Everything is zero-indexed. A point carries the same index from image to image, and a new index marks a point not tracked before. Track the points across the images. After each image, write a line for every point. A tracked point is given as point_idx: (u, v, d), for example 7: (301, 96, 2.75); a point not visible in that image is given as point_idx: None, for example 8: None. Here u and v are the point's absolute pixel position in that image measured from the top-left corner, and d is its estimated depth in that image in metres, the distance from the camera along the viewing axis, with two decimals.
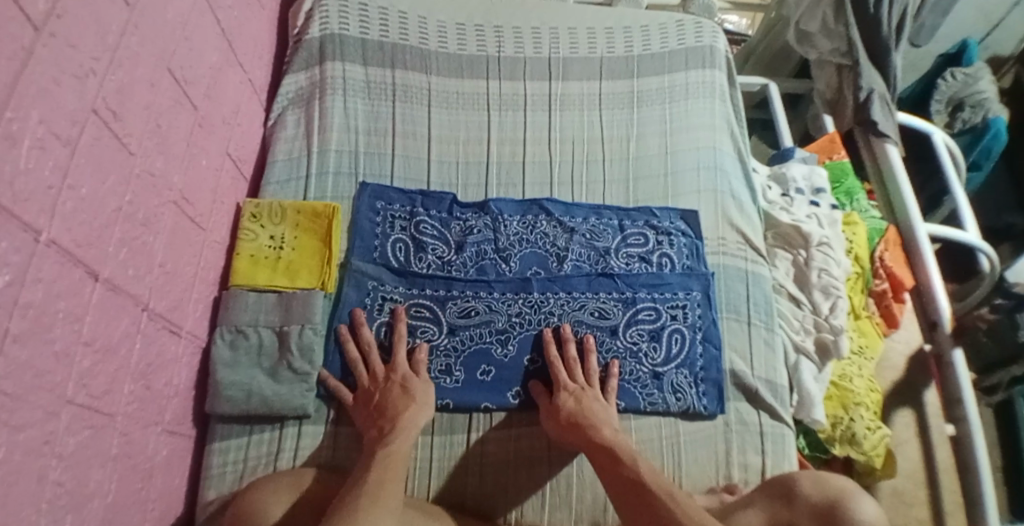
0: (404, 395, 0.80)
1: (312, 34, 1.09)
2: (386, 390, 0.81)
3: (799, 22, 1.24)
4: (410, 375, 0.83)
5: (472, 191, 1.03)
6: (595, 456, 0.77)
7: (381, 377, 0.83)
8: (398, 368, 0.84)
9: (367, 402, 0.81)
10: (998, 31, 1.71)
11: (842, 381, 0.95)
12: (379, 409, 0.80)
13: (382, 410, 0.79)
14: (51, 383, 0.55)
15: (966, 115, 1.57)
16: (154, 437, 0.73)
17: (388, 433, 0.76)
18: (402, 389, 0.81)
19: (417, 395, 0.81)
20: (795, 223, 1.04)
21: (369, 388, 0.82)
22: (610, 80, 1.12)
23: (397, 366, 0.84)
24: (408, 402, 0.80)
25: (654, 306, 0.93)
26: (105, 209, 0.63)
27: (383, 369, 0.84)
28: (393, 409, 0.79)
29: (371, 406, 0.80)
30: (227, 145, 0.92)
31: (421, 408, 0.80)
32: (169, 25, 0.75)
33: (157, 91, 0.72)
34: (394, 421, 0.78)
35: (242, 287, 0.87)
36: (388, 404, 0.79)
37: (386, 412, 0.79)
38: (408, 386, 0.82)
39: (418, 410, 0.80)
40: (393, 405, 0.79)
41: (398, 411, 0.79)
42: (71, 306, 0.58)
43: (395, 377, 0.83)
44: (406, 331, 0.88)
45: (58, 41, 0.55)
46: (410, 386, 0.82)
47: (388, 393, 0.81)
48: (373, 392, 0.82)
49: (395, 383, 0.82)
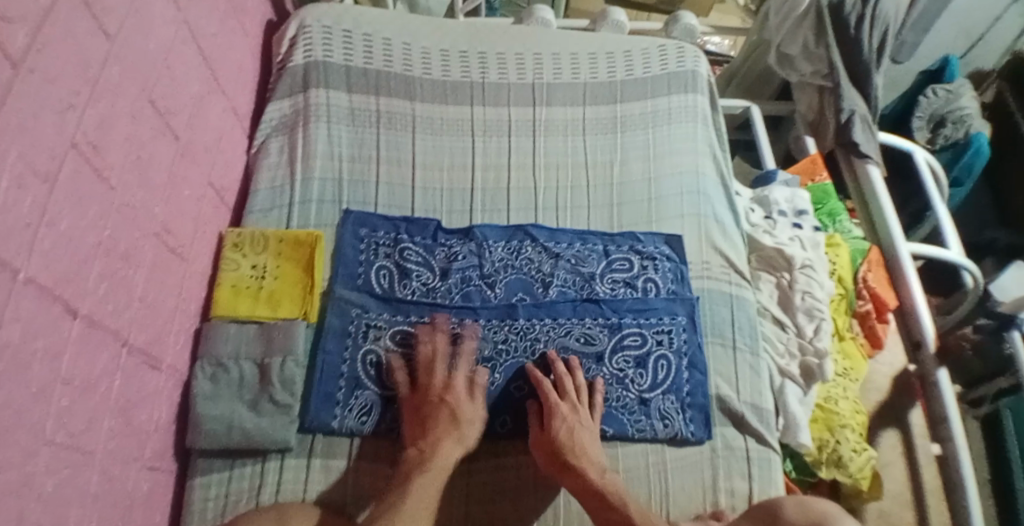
0: (450, 421, 0.81)
1: (296, 61, 1.09)
2: (436, 409, 0.81)
3: (779, 45, 1.26)
4: (462, 401, 0.83)
5: (456, 217, 1.03)
6: (581, 493, 0.76)
7: (436, 391, 0.83)
8: (456, 389, 0.84)
9: (416, 410, 0.82)
10: (978, 48, 1.75)
11: (827, 404, 0.96)
12: (425, 422, 0.81)
13: (425, 429, 0.80)
14: (29, 423, 0.54)
15: (948, 131, 1.58)
16: (134, 473, 0.72)
17: (428, 460, 0.76)
18: (449, 416, 0.81)
19: (465, 423, 0.81)
20: (779, 246, 1.05)
21: (422, 396, 0.83)
22: (593, 105, 1.13)
23: (453, 387, 0.83)
24: (452, 431, 0.80)
25: (640, 332, 0.93)
26: (85, 244, 0.62)
27: (441, 382, 0.84)
28: (435, 435, 0.79)
29: (417, 416, 0.82)
30: (210, 174, 0.92)
31: (460, 443, 0.80)
32: (151, 56, 0.75)
33: (139, 123, 0.72)
34: (433, 448, 0.78)
35: (223, 317, 0.87)
36: (432, 426, 0.80)
37: (428, 433, 0.79)
38: (457, 415, 0.81)
39: (455, 445, 0.79)
40: (437, 430, 0.79)
41: (437, 440, 0.79)
42: (51, 343, 0.56)
43: (448, 400, 0.82)
44: (474, 351, 0.88)
45: (38, 77, 0.54)
46: (459, 416, 0.81)
47: (438, 412, 0.81)
48: (425, 402, 0.82)
49: (445, 406, 0.82)
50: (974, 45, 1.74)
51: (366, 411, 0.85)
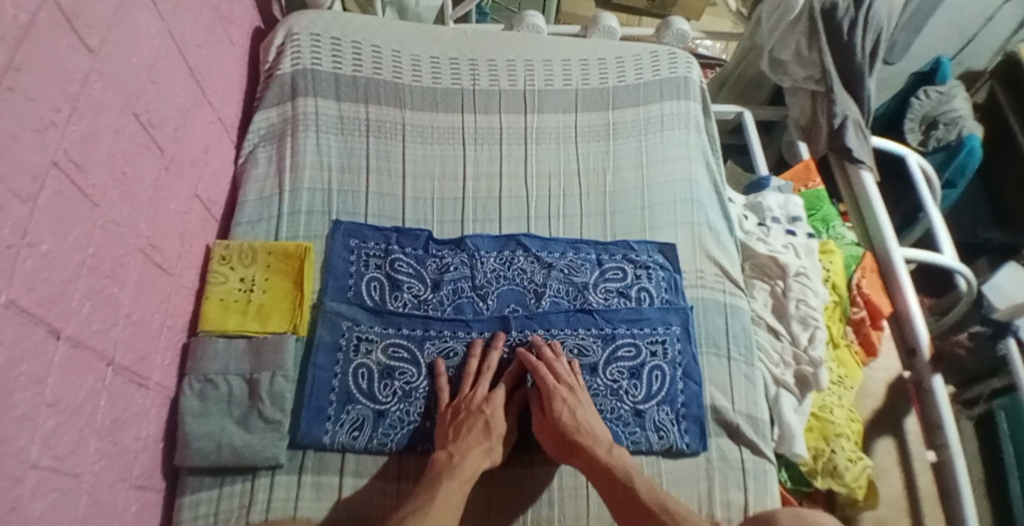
0: (480, 432, 0.80)
1: (284, 70, 1.07)
2: (472, 418, 0.81)
3: (772, 50, 1.26)
4: (498, 416, 0.83)
5: (448, 228, 1.02)
6: (593, 473, 0.78)
7: (476, 402, 0.83)
8: (496, 403, 0.84)
9: (452, 417, 0.82)
10: (972, 46, 1.74)
11: (822, 413, 0.95)
12: (459, 429, 0.81)
13: (458, 436, 0.80)
14: (15, 449, 0.52)
15: (940, 133, 1.58)
16: (122, 494, 0.70)
17: (456, 465, 0.76)
18: (483, 427, 0.81)
19: (494, 435, 0.81)
20: (772, 254, 1.05)
21: (461, 405, 0.84)
22: (585, 112, 1.12)
23: (493, 402, 0.84)
24: (483, 441, 0.80)
25: (633, 342, 0.92)
26: (68, 264, 0.60)
27: (482, 396, 0.84)
28: (466, 442, 0.79)
29: (452, 424, 0.82)
30: (197, 186, 0.90)
31: (488, 456, 0.79)
32: (135, 69, 0.73)
33: (123, 137, 0.70)
34: (462, 455, 0.77)
35: (211, 332, 0.85)
36: (465, 433, 0.80)
37: (459, 439, 0.79)
38: (490, 427, 0.81)
39: (483, 456, 0.78)
40: (468, 438, 0.79)
41: (467, 449, 0.78)
42: (35, 367, 0.55)
43: (485, 412, 0.83)
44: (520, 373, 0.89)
45: (17, 95, 0.53)
46: (492, 429, 0.81)
47: (473, 422, 0.81)
48: (462, 410, 0.83)
49: (482, 416, 0.82)
50: (968, 43, 1.73)
51: (357, 426, 0.84)
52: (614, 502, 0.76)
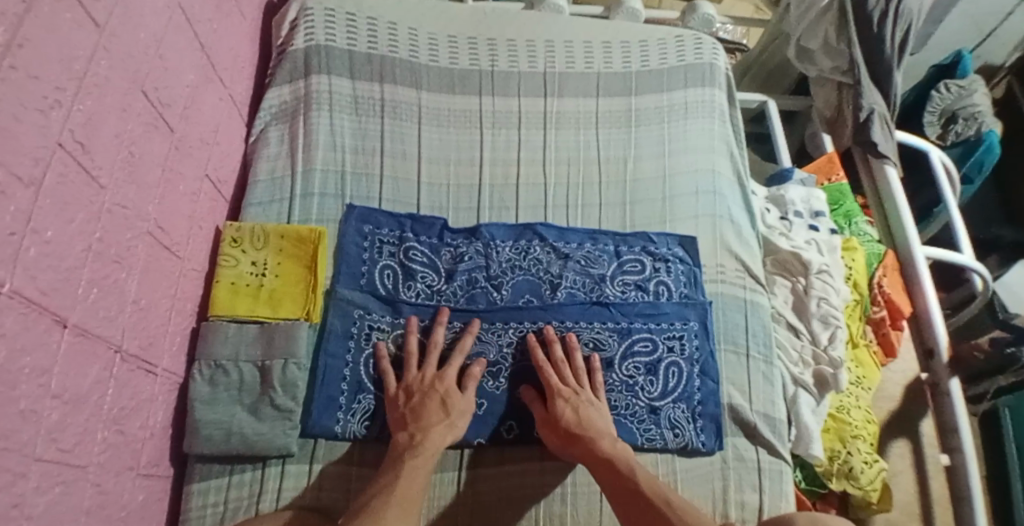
0: (439, 409, 0.79)
1: (297, 45, 1.04)
2: (425, 398, 0.80)
3: (799, 39, 1.20)
4: (454, 392, 0.81)
5: (463, 215, 0.99)
6: (595, 468, 0.77)
7: (427, 382, 0.81)
8: (447, 379, 0.82)
9: (405, 401, 0.81)
10: (989, 41, 1.68)
11: (840, 414, 0.94)
12: (413, 411, 0.79)
13: (416, 416, 0.78)
14: (18, 443, 0.50)
15: (959, 128, 1.50)
16: (129, 483, 0.69)
17: (418, 444, 0.76)
18: (440, 404, 0.79)
19: (455, 412, 0.79)
20: (795, 250, 1.02)
21: (413, 386, 0.82)
22: (607, 97, 1.08)
23: (445, 378, 0.82)
24: (443, 418, 0.78)
25: (650, 337, 0.90)
26: (73, 251, 0.58)
27: (432, 375, 0.82)
28: (427, 422, 0.78)
29: (407, 407, 0.80)
30: (206, 165, 0.87)
31: (450, 431, 0.78)
32: (142, 45, 0.70)
33: (130, 116, 0.67)
34: (423, 434, 0.77)
35: (221, 317, 0.83)
36: (424, 413, 0.78)
37: (419, 419, 0.78)
38: (448, 404, 0.80)
39: (445, 432, 0.78)
40: (428, 416, 0.78)
41: (428, 426, 0.77)
42: (38, 359, 0.53)
43: (439, 389, 0.81)
44: (470, 345, 0.86)
45: (20, 74, 0.50)
46: (451, 405, 0.79)
47: (428, 401, 0.79)
48: (414, 392, 0.81)
49: (435, 395, 0.80)
50: (985, 38, 1.67)
51: (369, 416, 0.83)
52: (613, 490, 0.76)
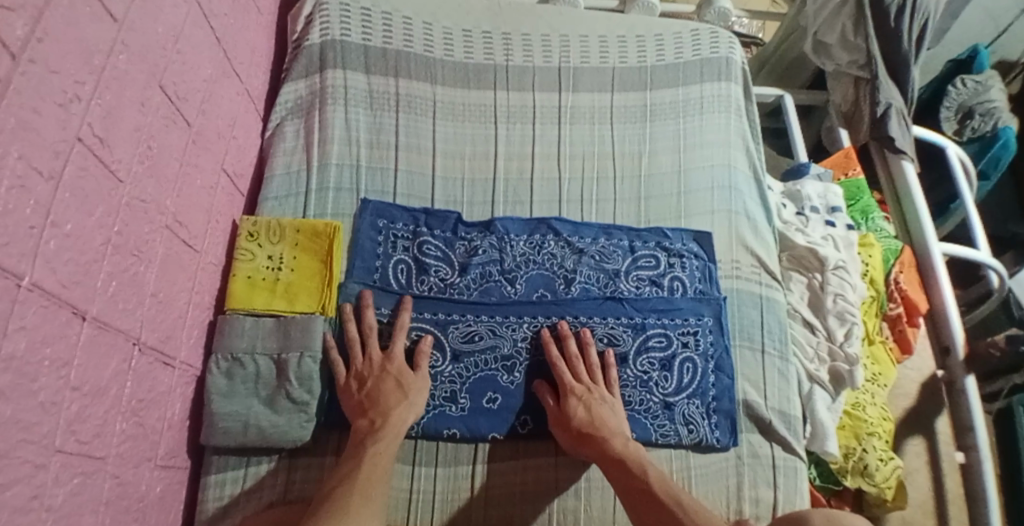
0: (396, 389, 0.80)
1: (312, 40, 1.04)
2: (379, 381, 0.81)
3: (816, 33, 1.18)
4: (406, 370, 0.82)
5: (477, 209, 0.99)
6: (607, 468, 0.77)
7: (377, 366, 0.82)
8: (397, 360, 0.83)
9: (358, 387, 0.81)
10: (1004, 36, 1.66)
11: (855, 411, 0.94)
12: (369, 397, 0.80)
13: (373, 401, 0.79)
14: (38, 435, 0.51)
15: (975, 123, 1.47)
16: (147, 474, 0.70)
17: (380, 429, 0.76)
18: (395, 384, 0.80)
19: (410, 391, 0.80)
20: (811, 246, 1.02)
21: (363, 373, 0.82)
22: (622, 92, 1.07)
23: (394, 358, 0.83)
24: (400, 398, 0.79)
25: (664, 333, 0.90)
26: (93, 244, 0.58)
27: (380, 358, 0.83)
28: (385, 404, 0.78)
29: (362, 393, 0.80)
30: (223, 160, 0.88)
31: (410, 410, 0.79)
32: (160, 39, 0.70)
33: (148, 111, 0.68)
34: (384, 417, 0.77)
35: (238, 311, 0.84)
36: (381, 396, 0.79)
37: (377, 404, 0.78)
38: (403, 383, 0.81)
39: (405, 411, 0.79)
40: (386, 398, 0.79)
41: (387, 409, 0.78)
42: (58, 351, 0.53)
43: (391, 370, 0.82)
44: (409, 322, 0.86)
45: (39, 68, 0.50)
46: (405, 383, 0.81)
47: (383, 382, 0.80)
48: (367, 378, 0.81)
49: (389, 376, 0.81)
50: (1000, 35, 1.66)
51: None
52: (625, 490, 0.75)
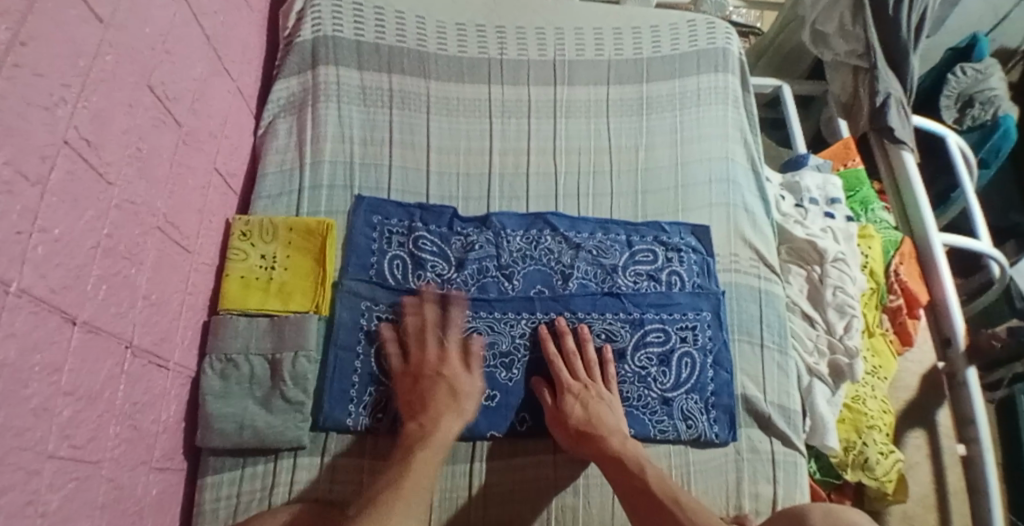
0: (449, 396, 0.80)
1: (304, 36, 1.02)
2: (433, 383, 0.81)
3: (814, 22, 1.17)
4: (460, 375, 0.83)
5: (473, 204, 0.98)
6: (605, 468, 0.77)
7: (433, 364, 0.83)
8: (452, 361, 0.83)
9: (412, 383, 0.82)
10: (1004, 24, 1.64)
11: (855, 404, 0.94)
12: (421, 397, 0.80)
13: (424, 403, 0.80)
14: (31, 441, 0.51)
15: (975, 112, 1.46)
16: (143, 477, 0.70)
17: (428, 434, 0.77)
18: (449, 390, 0.81)
19: (463, 396, 0.81)
20: (810, 238, 1.01)
21: (418, 368, 0.83)
22: (618, 84, 1.06)
23: (448, 360, 0.83)
24: (452, 405, 0.80)
25: (663, 328, 0.89)
26: (83, 248, 0.58)
27: (436, 356, 0.84)
28: (435, 408, 0.79)
29: (415, 391, 0.81)
30: (215, 159, 0.87)
31: (459, 418, 0.79)
32: (149, 40, 0.69)
33: (137, 112, 0.67)
34: (433, 423, 0.78)
35: (232, 311, 0.83)
36: (432, 400, 0.80)
37: (427, 406, 0.79)
38: (456, 390, 0.81)
39: (454, 419, 0.79)
40: (438, 404, 0.79)
41: (437, 415, 0.78)
42: (49, 357, 0.53)
43: (445, 373, 0.82)
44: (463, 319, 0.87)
45: (23, 72, 0.49)
46: (458, 390, 0.81)
47: (436, 386, 0.81)
48: (421, 375, 0.82)
49: (443, 380, 0.81)
50: (1000, 22, 1.64)
51: (381, 408, 0.83)
52: (623, 491, 0.75)
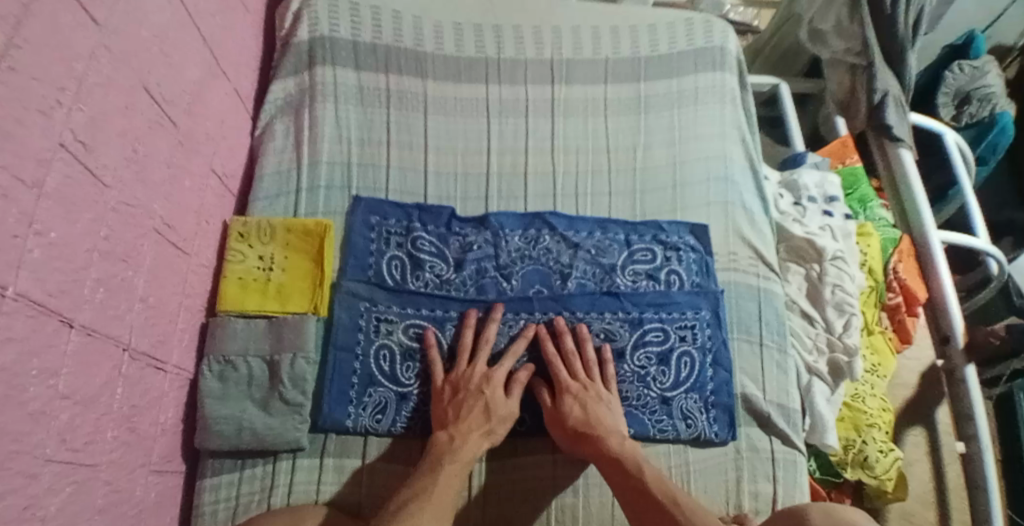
0: (482, 416, 0.79)
1: (300, 37, 1.02)
2: (471, 399, 0.80)
3: (810, 21, 1.19)
4: (498, 398, 0.81)
5: (471, 205, 0.98)
6: (603, 468, 0.77)
7: (476, 381, 0.82)
8: (495, 383, 0.82)
9: (450, 396, 0.81)
10: (1001, 20, 1.64)
11: (854, 402, 0.94)
12: (457, 410, 0.79)
13: (458, 416, 0.79)
14: (29, 445, 0.50)
15: (973, 109, 1.47)
16: (142, 480, 0.69)
17: (456, 449, 0.76)
18: (484, 410, 0.80)
19: (496, 415, 0.80)
20: (809, 237, 1.01)
21: (460, 382, 0.82)
22: (616, 83, 1.06)
23: (492, 382, 0.82)
24: (483, 424, 0.79)
25: (662, 327, 0.89)
26: (79, 251, 0.57)
27: (481, 375, 0.82)
28: (468, 424, 0.78)
29: (452, 403, 0.80)
30: (213, 161, 0.87)
31: (489, 438, 0.78)
32: (144, 42, 0.69)
33: (133, 114, 0.66)
34: (463, 439, 0.77)
35: (230, 313, 0.83)
36: (465, 415, 0.79)
37: (460, 420, 0.79)
38: (491, 410, 0.80)
39: (482, 439, 0.78)
40: (469, 421, 0.78)
41: (468, 431, 0.78)
42: (47, 361, 0.53)
43: (485, 392, 0.81)
44: (522, 349, 0.86)
45: (18, 75, 0.49)
46: (493, 411, 0.80)
47: (474, 402, 0.80)
48: (461, 389, 0.81)
49: (482, 398, 0.80)
50: (997, 19, 1.64)
51: (381, 410, 0.83)
52: (620, 492, 0.75)
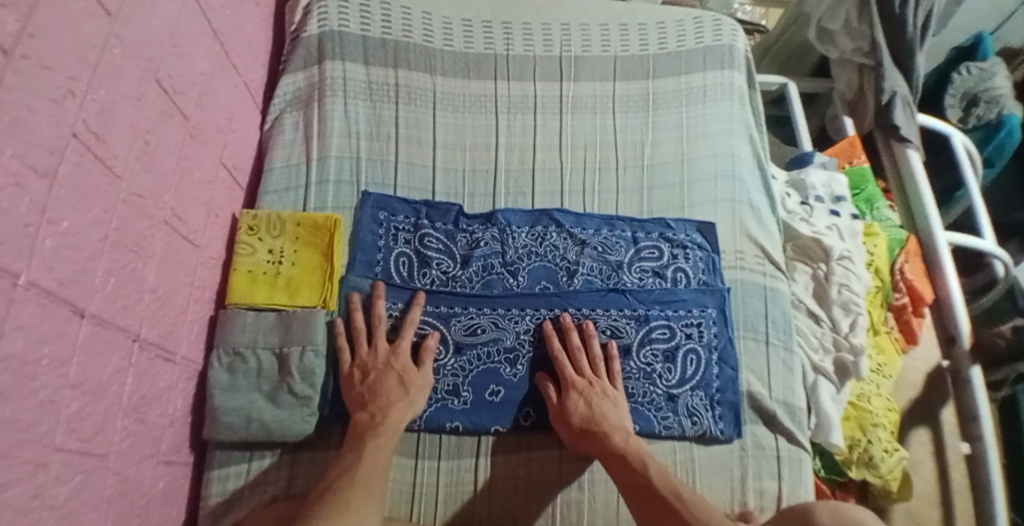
0: (398, 389, 0.79)
1: (311, 31, 1.03)
2: (382, 375, 0.80)
3: (820, 19, 1.17)
4: (410, 368, 0.81)
5: (479, 201, 0.98)
6: (608, 465, 0.77)
7: (382, 358, 0.82)
8: (403, 355, 0.82)
9: (361, 379, 0.81)
10: (1012, 20, 1.62)
11: (860, 402, 0.94)
12: (370, 389, 0.79)
13: (375, 394, 0.79)
14: (39, 434, 0.51)
15: (980, 111, 1.45)
16: (150, 470, 0.70)
17: (379, 424, 0.76)
18: (397, 381, 0.80)
19: (412, 388, 0.80)
20: (816, 236, 1.01)
21: (368, 364, 0.82)
22: (624, 80, 1.06)
23: (400, 353, 0.82)
24: (402, 395, 0.79)
25: (668, 325, 0.89)
26: (90, 241, 0.58)
27: (386, 351, 0.82)
28: (386, 399, 0.78)
29: (364, 385, 0.80)
30: (222, 154, 0.87)
31: (411, 408, 0.79)
32: (156, 33, 0.69)
33: (145, 105, 0.67)
34: (384, 413, 0.77)
35: (240, 305, 0.83)
36: (382, 391, 0.79)
37: (377, 398, 0.78)
38: (406, 380, 0.80)
39: (405, 408, 0.78)
40: (387, 395, 0.78)
41: (388, 404, 0.78)
42: (58, 349, 0.53)
43: (395, 365, 0.81)
44: (419, 318, 0.86)
45: (31, 64, 0.49)
46: (408, 382, 0.80)
47: (385, 378, 0.80)
48: (371, 369, 0.81)
49: (392, 372, 0.80)
50: (1007, 19, 1.61)
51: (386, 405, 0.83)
52: (626, 487, 0.75)
